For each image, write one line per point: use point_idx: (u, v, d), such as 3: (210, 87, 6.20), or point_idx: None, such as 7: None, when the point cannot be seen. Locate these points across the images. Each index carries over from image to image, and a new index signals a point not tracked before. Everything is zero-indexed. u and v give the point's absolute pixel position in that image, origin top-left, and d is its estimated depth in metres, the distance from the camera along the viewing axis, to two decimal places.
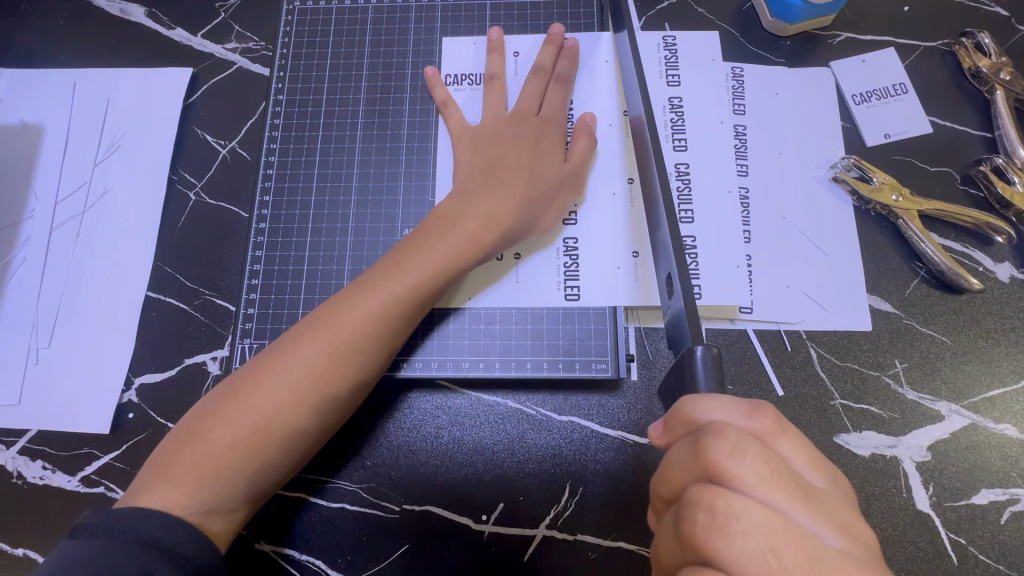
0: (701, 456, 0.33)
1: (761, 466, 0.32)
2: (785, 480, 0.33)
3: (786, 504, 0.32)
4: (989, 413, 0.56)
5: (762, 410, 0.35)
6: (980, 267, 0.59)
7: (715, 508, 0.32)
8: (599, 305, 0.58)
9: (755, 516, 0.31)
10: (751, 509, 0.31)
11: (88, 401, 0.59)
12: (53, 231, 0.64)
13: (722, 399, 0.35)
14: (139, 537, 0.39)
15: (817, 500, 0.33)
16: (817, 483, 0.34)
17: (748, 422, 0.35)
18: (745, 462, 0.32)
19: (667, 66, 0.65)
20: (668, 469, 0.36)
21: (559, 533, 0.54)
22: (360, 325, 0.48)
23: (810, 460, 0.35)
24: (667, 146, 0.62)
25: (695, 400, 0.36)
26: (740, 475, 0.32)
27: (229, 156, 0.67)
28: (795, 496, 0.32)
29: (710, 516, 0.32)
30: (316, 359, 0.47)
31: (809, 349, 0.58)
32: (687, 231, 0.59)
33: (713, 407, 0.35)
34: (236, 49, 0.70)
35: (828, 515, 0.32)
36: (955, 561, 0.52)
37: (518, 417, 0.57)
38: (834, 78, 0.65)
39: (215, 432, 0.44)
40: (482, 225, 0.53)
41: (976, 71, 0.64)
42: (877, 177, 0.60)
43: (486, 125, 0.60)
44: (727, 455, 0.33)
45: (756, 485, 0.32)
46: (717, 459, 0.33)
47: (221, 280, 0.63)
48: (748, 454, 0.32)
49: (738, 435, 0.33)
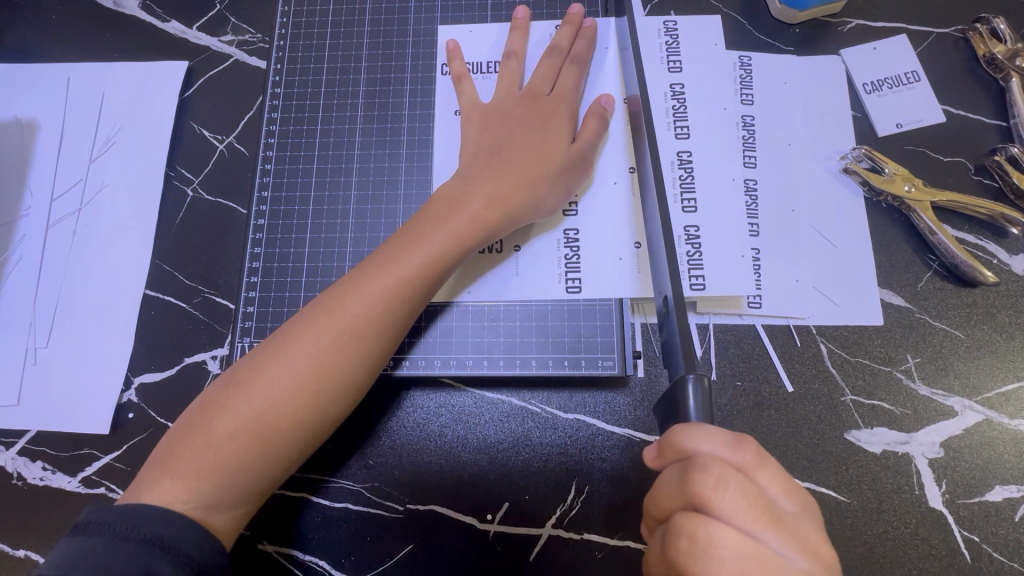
0: (687, 486, 0.33)
1: (742, 498, 0.33)
2: (764, 511, 0.33)
3: (762, 534, 0.32)
4: (1004, 408, 0.55)
5: (745, 442, 0.34)
6: (994, 259, 0.58)
7: (695, 537, 0.32)
8: (605, 297, 0.56)
9: (732, 546, 0.32)
10: (728, 539, 0.32)
11: (87, 400, 0.58)
12: (50, 228, 0.63)
13: (710, 428, 0.35)
14: (142, 536, 0.38)
15: (790, 529, 0.33)
16: (793, 511, 0.34)
17: (733, 453, 0.34)
18: (727, 495, 0.32)
19: (668, 52, 0.62)
20: (655, 494, 0.36)
21: (565, 533, 0.53)
22: (362, 311, 0.47)
23: (788, 486, 0.35)
24: (668, 133, 0.60)
25: (683, 428, 0.35)
26: (723, 507, 0.32)
27: (227, 151, 0.66)
28: (771, 526, 0.33)
29: (690, 545, 0.32)
30: (317, 347, 0.45)
31: (819, 345, 0.56)
32: (690, 220, 0.57)
33: (702, 437, 0.34)
34: (233, 41, 0.69)
35: (803, 543, 0.33)
36: (968, 559, 0.51)
37: (523, 415, 0.56)
38: (845, 66, 0.64)
39: (216, 423, 0.43)
40: (485, 205, 0.52)
41: (991, 58, 0.63)
42: (889, 168, 0.59)
43: (496, 105, 0.58)
44: (710, 488, 0.33)
45: (737, 517, 0.32)
46: (701, 492, 0.33)
47: (221, 278, 0.62)
48: (730, 487, 0.32)
49: (722, 469, 0.33)
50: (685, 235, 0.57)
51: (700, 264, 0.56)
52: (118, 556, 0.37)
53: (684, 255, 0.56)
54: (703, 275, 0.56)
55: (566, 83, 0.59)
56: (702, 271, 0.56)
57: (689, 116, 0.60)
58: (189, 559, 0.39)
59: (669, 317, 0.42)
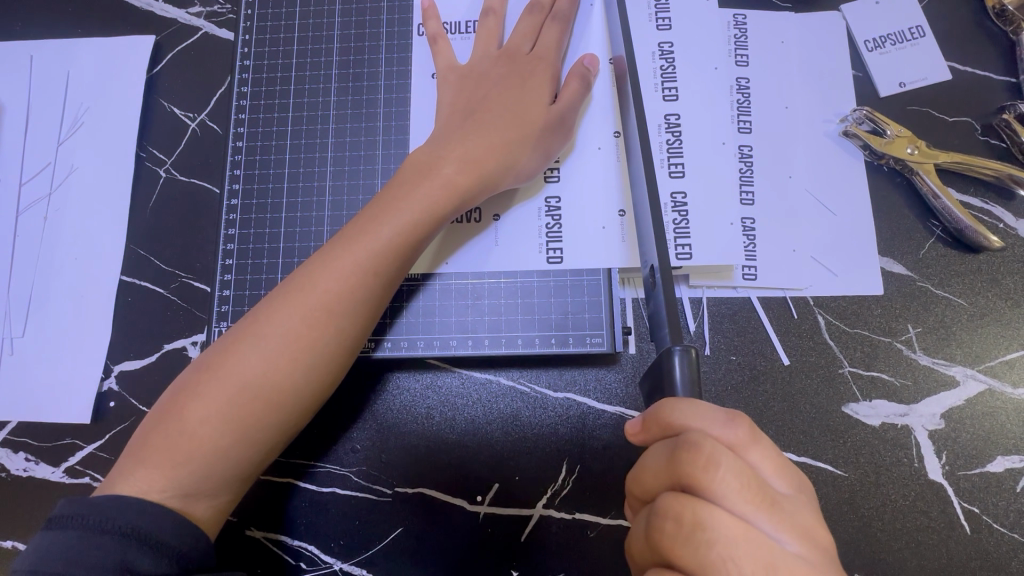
0: (674, 465, 0.32)
1: (732, 478, 0.31)
2: (755, 490, 0.31)
3: (752, 514, 0.31)
4: (1008, 377, 0.53)
5: (738, 419, 0.33)
6: (1000, 224, 0.56)
7: (683, 518, 0.31)
8: (592, 269, 0.54)
9: (720, 526, 0.30)
10: (716, 519, 0.30)
11: (66, 390, 0.57)
12: (20, 215, 0.61)
13: (700, 405, 0.33)
14: (117, 529, 0.37)
15: (782, 509, 0.31)
16: (785, 490, 0.33)
17: (724, 431, 0.32)
18: (717, 476, 0.31)
19: (657, 8, 0.59)
20: (639, 473, 0.35)
21: (556, 513, 0.52)
22: (333, 286, 0.45)
23: (781, 466, 0.33)
24: (655, 95, 0.57)
25: (673, 403, 0.33)
26: (712, 487, 0.31)
27: (198, 130, 0.63)
28: (761, 507, 0.31)
29: (676, 526, 0.31)
30: (290, 325, 0.44)
31: (816, 316, 0.54)
32: (679, 186, 0.55)
33: (691, 415, 0.33)
34: (201, 13, 0.65)
35: (794, 524, 0.31)
36: (968, 530, 0.50)
37: (512, 395, 0.55)
38: (844, 22, 0.60)
39: (189, 408, 0.42)
40: (460, 171, 0.49)
41: (1001, 9, 0.59)
42: (891, 129, 0.56)
43: (474, 66, 0.56)
44: (700, 468, 0.31)
45: (727, 497, 0.31)
46: (689, 471, 0.31)
47: (198, 262, 0.60)
48: (721, 467, 0.31)
49: (713, 447, 0.31)
50: (672, 203, 0.54)
51: (689, 233, 0.54)
52: (94, 550, 0.36)
53: (671, 223, 0.54)
54: (692, 244, 0.53)
55: (548, 44, 0.56)
56: (691, 240, 0.53)
57: (678, 77, 0.57)
58: (167, 548, 0.38)
59: (656, 285, 0.41)
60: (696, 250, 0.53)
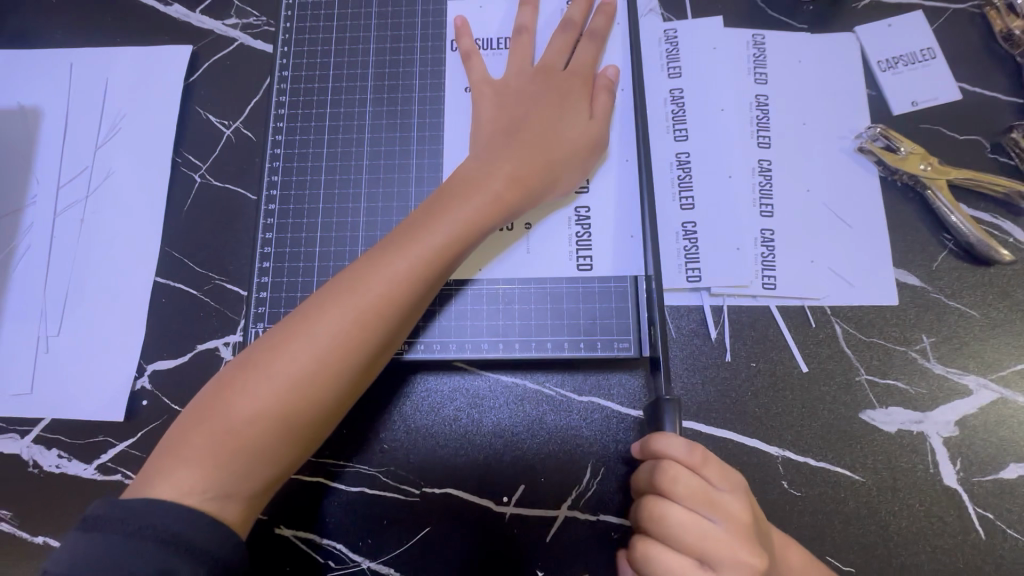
0: (651, 476, 0.44)
1: (694, 489, 0.42)
2: (710, 499, 0.42)
3: (708, 517, 0.42)
4: (1020, 386, 0.55)
5: (700, 448, 0.43)
6: (1010, 238, 0.58)
7: (656, 517, 0.42)
8: (618, 276, 0.56)
9: (683, 523, 0.41)
10: (680, 519, 0.42)
11: (100, 388, 0.58)
12: (58, 217, 0.63)
13: (674, 437, 0.44)
14: (157, 535, 0.38)
15: (730, 510, 0.42)
16: (739, 500, 0.43)
17: (690, 457, 0.43)
18: (680, 485, 0.42)
19: (667, 59, 0.62)
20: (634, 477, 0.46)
21: (581, 514, 0.54)
22: (381, 291, 0.46)
23: (727, 476, 0.44)
24: (667, 136, 0.60)
25: (654, 436, 0.44)
26: (676, 492, 0.42)
27: (234, 137, 0.65)
28: (715, 511, 0.42)
29: (649, 519, 0.43)
30: (338, 327, 0.45)
31: (833, 325, 0.56)
32: (688, 217, 0.59)
33: (663, 441, 0.43)
34: (237, 25, 0.68)
35: (738, 520, 0.42)
36: (982, 535, 0.51)
37: (538, 399, 0.56)
38: (859, 43, 0.63)
39: (235, 405, 0.43)
40: (506, 185, 0.51)
41: (1008, 33, 0.62)
42: (904, 146, 0.58)
43: (508, 81, 0.58)
44: (666, 481, 0.42)
45: (688, 504, 0.42)
46: (661, 482, 0.43)
47: (231, 265, 0.61)
48: (683, 482, 0.42)
49: (677, 468, 0.43)
50: (682, 231, 0.58)
51: (698, 258, 0.57)
52: (133, 556, 0.37)
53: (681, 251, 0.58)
54: (700, 269, 0.57)
55: (579, 61, 0.58)
56: (699, 266, 0.57)
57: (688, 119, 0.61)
58: (207, 554, 0.38)
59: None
60: (704, 275, 0.57)
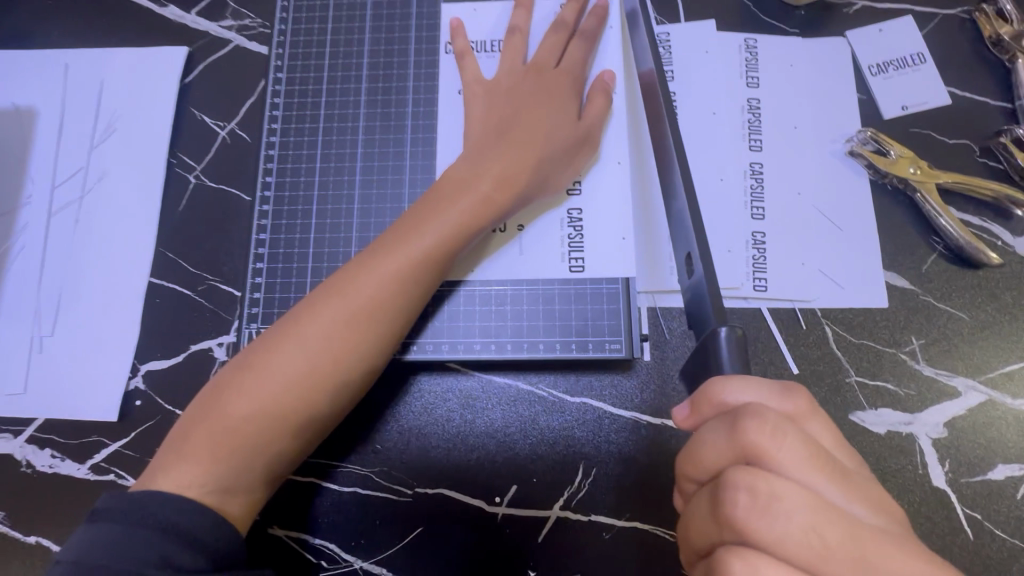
0: (738, 438, 0.33)
1: (800, 446, 0.32)
2: (821, 460, 0.32)
3: (821, 485, 0.32)
4: (1007, 388, 0.55)
5: (795, 391, 0.35)
6: (998, 241, 0.58)
7: (756, 489, 0.31)
8: (610, 277, 0.57)
9: (795, 495, 0.31)
10: (790, 489, 0.31)
11: (93, 388, 0.58)
12: (52, 217, 0.63)
13: (750, 381, 0.35)
14: (156, 524, 0.38)
15: (850, 483, 0.32)
16: (846, 461, 0.35)
17: (782, 403, 0.35)
18: (784, 445, 0.32)
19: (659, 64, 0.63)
20: (698, 453, 0.35)
21: (573, 515, 0.54)
22: (375, 291, 0.47)
23: (837, 439, 0.35)
24: None
25: (723, 381, 0.36)
26: (774, 456, 0.32)
27: (228, 138, 0.65)
28: (830, 476, 0.32)
29: (750, 498, 0.31)
30: (333, 327, 0.46)
31: (824, 328, 0.57)
32: None
33: (743, 390, 0.35)
34: (233, 26, 0.68)
35: (863, 495, 0.32)
36: (971, 536, 0.52)
37: (530, 400, 0.57)
38: (850, 47, 0.63)
39: (230, 405, 0.43)
40: (495, 185, 0.52)
41: (997, 39, 0.63)
42: (895, 150, 0.59)
43: (501, 81, 0.58)
44: (767, 436, 0.32)
45: (793, 467, 0.32)
46: (755, 441, 0.32)
47: (225, 266, 0.62)
48: (788, 435, 0.32)
49: (777, 418, 0.33)
50: None
51: None
52: (134, 545, 0.37)
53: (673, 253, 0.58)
54: None
55: (570, 62, 0.59)
56: None
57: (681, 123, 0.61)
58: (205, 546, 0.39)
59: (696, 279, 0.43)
60: None
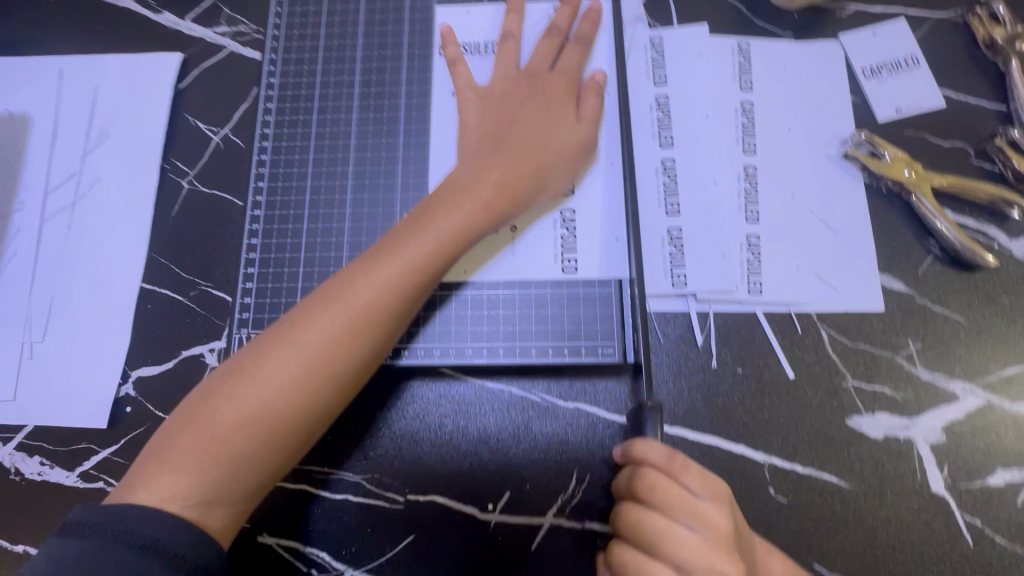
0: (631, 485, 0.45)
1: (673, 498, 0.43)
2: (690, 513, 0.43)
3: (686, 527, 0.43)
4: (1006, 392, 0.55)
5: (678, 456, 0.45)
6: (994, 244, 0.58)
7: (638, 526, 0.44)
8: (602, 280, 0.56)
9: (667, 535, 0.42)
10: (663, 529, 0.43)
11: (84, 395, 0.58)
12: (45, 223, 0.63)
13: (653, 442, 0.45)
14: (135, 541, 0.37)
15: (709, 529, 0.42)
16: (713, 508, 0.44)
17: (667, 463, 0.45)
18: (655, 495, 0.44)
19: (653, 66, 0.63)
20: (617, 488, 0.48)
21: (566, 521, 0.53)
22: (372, 297, 0.46)
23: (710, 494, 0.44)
24: (653, 142, 0.61)
25: (635, 442, 0.46)
26: (651, 499, 0.44)
27: (222, 144, 0.65)
28: (692, 520, 0.43)
29: (636, 532, 0.44)
30: (328, 333, 0.45)
31: (820, 331, 0.56)
32: (674, 222, 0.59)
33: (648, 451, 0.45)
34: (227, 32, 0.68)
35: (714, 535, 0.42)
36: (970, 543, 0.51)
37: (524, 405, 0.56)
38: (843, 50, 0.63)
39: (220, 412, 0.43)
40: (489, 190, 0.51)
41: (990, 41, 0.62)
42: (889, 152, 0.59)
43: (494, 86, 0.59)
44: (648, 486, 0.44)
45: (668, 510, 0.43)
46: (640, 489, 0.44)
47: (217, 271, 0.61)
48: (660, 488, 0.44)
49: (655, 474, 0.44)
50: (669, 237, 0.58)
51: (683, 263, 0.58)
52: (109, 564, 0.36)
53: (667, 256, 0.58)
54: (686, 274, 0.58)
55: (563, 65, 0.59)
56: (685, 271, 0.58)
57: (674, 127, 0.61)
58: (186, 563, 0.38)
59: None
60: (690, 280, 0.57)
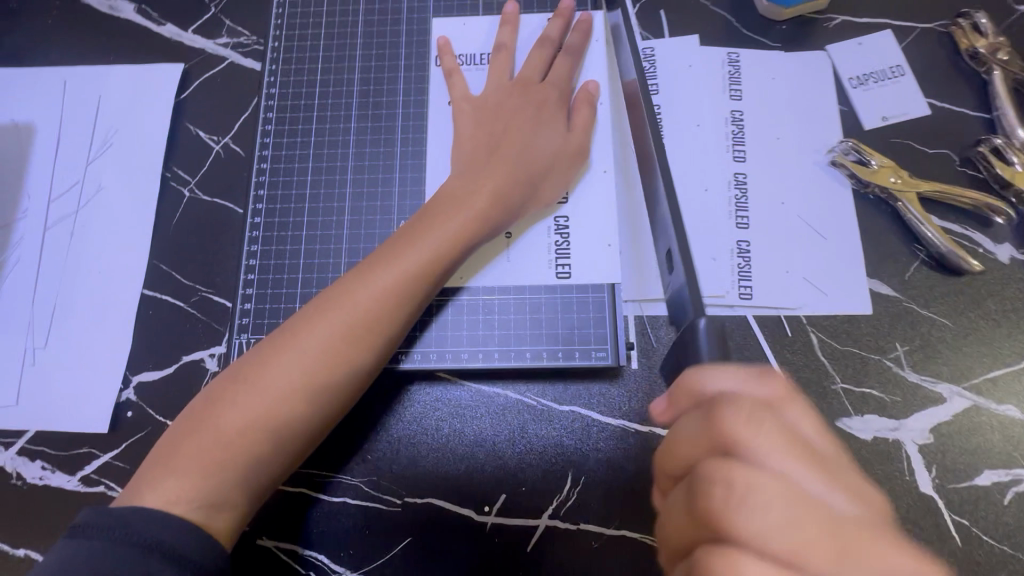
0: (712, 427, 0.34)
1: (773, 431, 0.34)
2: (797, 446, 0.34)
3: (796, 472, 0.33)
4: (992, 394, 0.56)
5: (770, 377, 0.37)
6: (980, 249, 0.59)
7: (730, 480, 0.32)
8: (595, 285, 0.58)
9: (771, 493, 0.32)
10: (768, 487, 0.32)
11: (85, 400, 0.59)
12: (48, 230, 0.64)
13: (722, 369, 0.37)
14: (140, 542, 0.38)
15: (827, 473, 0.34)
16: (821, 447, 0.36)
17: (758, 388, 0.37)
18: (761, 432, 0.34)
19: (645, 77, 0.64)
20: (673, 443, 0.36)
21: (561, 523, 0.54)
22: (372, 303, 0.48)
23: (816, 426, 0.37)
24: None
25: (697, 373, 0.37)
26: (744, 437, 0.33)
27: (223, 153, 0.66)
28: (805, 468, 0.33)
29: (725, 490, 0.32)
30: (329, 339, 0.46)
31: (809, 334, 0.57)
32: None
33: (721, 379, 0.37)
34: (228, 44, 0.69)
35: (839, 485, 0.33)
36: (959, 543, 0.52)
37: (520, 408, 0.57)
38: (830, 60, 0.65)
39: (224, 418, 0.44)
40: (484, 198, 0.53)
41: (973, 51, 0.64)
42: (875, 159, 0.60)
43: (489, 96, 0.60)
44: (741, 422, 0.34)
45: (768, 451, 0.33)
46: (731, 428, 0.34)
47: (217, 277, 0.62)
48: (761, 421, 0.34)
49: (749, 402, 0.35)
50: None
51: None
52: (113, 564, 0.37)
53: None
54: None
55: (556, 76, 0.60)
56: None
57: (666, 136, 0.63)
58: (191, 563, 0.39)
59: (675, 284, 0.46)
60: None
